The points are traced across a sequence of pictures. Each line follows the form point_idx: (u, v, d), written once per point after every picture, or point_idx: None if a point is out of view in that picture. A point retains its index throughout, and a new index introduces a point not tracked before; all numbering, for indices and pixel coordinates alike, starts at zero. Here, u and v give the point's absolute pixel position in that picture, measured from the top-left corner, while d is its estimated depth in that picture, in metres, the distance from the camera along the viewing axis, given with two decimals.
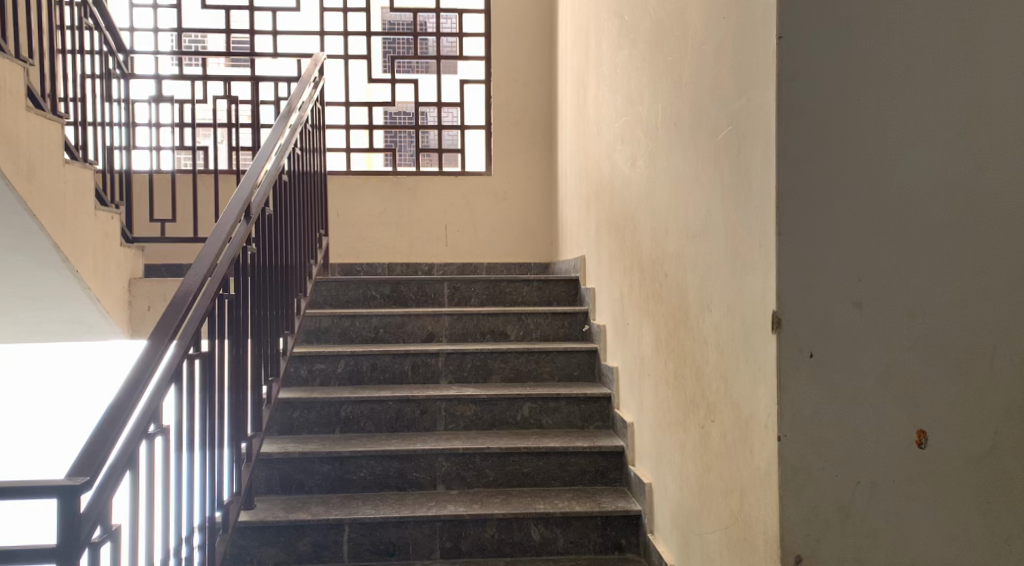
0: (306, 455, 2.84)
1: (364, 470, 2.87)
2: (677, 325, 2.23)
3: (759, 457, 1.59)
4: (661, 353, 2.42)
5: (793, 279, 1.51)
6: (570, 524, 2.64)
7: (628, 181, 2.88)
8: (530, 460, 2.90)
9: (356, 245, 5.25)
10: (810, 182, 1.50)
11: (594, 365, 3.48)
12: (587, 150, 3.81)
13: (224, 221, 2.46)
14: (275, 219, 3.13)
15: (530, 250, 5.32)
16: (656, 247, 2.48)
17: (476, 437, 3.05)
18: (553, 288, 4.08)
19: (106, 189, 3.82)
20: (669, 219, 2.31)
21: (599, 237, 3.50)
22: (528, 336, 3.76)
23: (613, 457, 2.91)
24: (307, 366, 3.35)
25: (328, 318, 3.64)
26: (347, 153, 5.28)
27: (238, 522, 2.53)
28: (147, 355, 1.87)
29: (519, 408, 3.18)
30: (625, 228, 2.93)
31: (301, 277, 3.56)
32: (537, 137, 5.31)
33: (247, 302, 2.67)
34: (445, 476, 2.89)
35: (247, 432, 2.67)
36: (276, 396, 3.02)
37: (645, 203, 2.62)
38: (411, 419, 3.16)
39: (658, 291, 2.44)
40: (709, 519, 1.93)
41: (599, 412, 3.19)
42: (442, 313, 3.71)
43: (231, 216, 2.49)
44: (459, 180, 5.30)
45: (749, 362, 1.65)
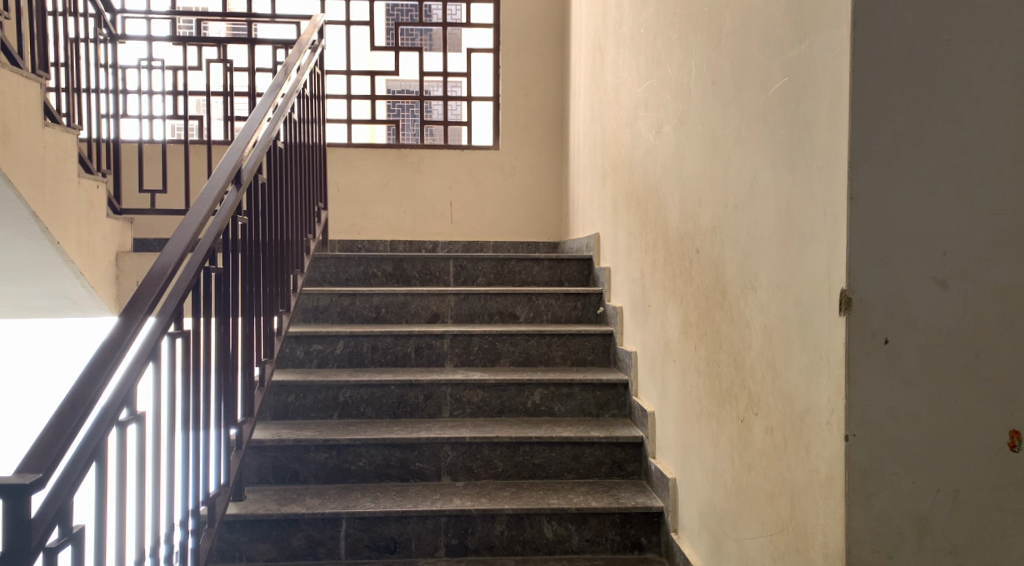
0: (301, 443, 2.64)
1: (363, 460, 2.67)
2: (711, 307, 2.01)
3: (819, 458, 1.38)
4: (689, 339, 2.20)
5: (867, 252, 1.29)
6: (586, 521, 2.44)
7: (652, 151, 2.65)
8: (542, 450, 2.70)
9: (357, 221, 5.02)
10: (889, 139, 1.28)
11: (609, 349, 3.26)
12: (603, 120, 3.57)
13: (211, 186, 2.24)
14: (269, 189, 2.91)
15: (538, 228, 5.09)
16: (686, 221, 2.25)
17: (483, 425, 2.85)
18: (565, 268, 3.86)
19: (91, 157, 3.58)
20: (703, 190, 2.09)
21: (616, 212, 3.27)
22: (539, 318, 3.55)
23: (632, 449, 2.70)
24: (304, 346, 3.15)
25: (326, 297, 3.42)
26: (348, 125, 5.05)
27: (227, 514, 2.33)
28: (117, 334, 1.65)
29: (530, 394, 2.97)
30: (648, 201, 2.70)
31: (298, 252, 3.35)
32: (547, 109, 5.05)
33: (238, 278, 2.46)
34: (450, 467, 2.69)
35: (236, 418, 2.46)
36: (269, 378, 2.81)
37: (673, 175, 2.39)
38: (414, 404, 2.95)
39: (687, 271, 2.22)
40: (749, 524, 1.73)
41: (615, 400, 2.98)
42: (448, 293, 3.49)
43: (219, 181, 2.27)
44: (465, 154, 5.05)
45: (807, 350, 1.44)
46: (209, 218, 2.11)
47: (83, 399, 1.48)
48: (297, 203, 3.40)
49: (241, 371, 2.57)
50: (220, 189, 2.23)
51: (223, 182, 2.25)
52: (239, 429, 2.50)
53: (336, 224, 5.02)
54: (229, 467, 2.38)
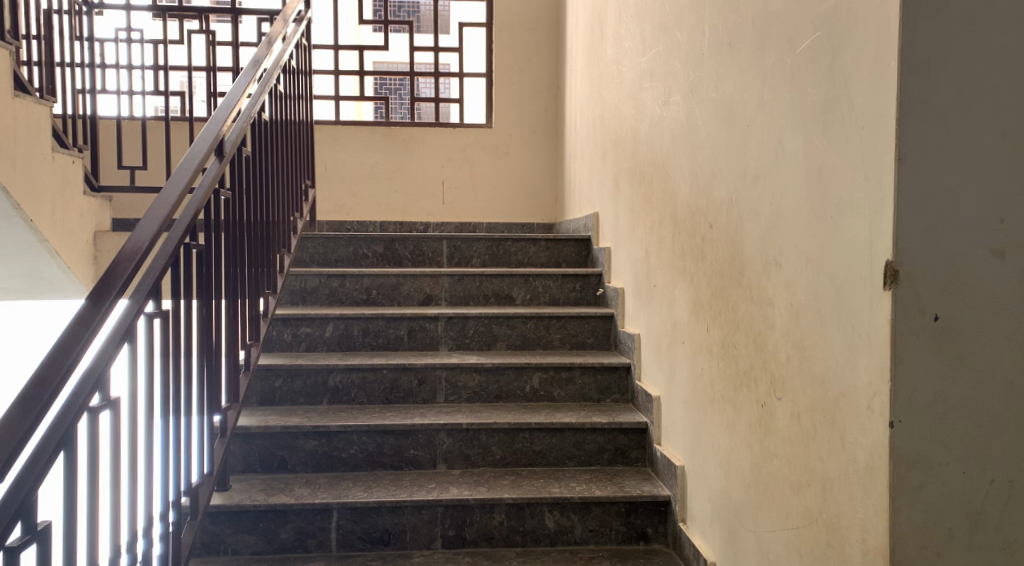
0: (289, 429, 2.51)
1: (355, 447, 2.54)
2: (726, 286, 1.89)
3: (859, 445, 1.27)
4: (699, 320, 2.09)
5: (917, 220, 1.18)
6: (589, 511, 2.33)
7: (659, 123, 2.53)
8: (542, 437, 2.58)
9: (345, 201, 4.87)
10: (940, 95, 1.17)
11: (609, 332, 3.15)
12: (602, 95, 3.43)
13: (190, 157, 2.10)
14: (253, 165, 2.76)
15: (533, 209, 4.96)
16: (697, 195, 2.13)
17: (480, 410, 2.72)
18: (563, 249, 3.74)
19: (66, 131, 3.40)
20: (717, 160, 1.97)
21: (617, 190, 3.15)
22: (536, 300, 3.43)
23: (636, 436, 2.59)
24: (291, 329, 3.01)
25: (315, 278, 3.28)
26: (336, 102, 4.89)
27: (210, 506, 2.20)
28: (84, 315, 1.51)
29: (528, 378, 2.85)
30: (653, 176, 2.58)
31: (285, 232, 3.20)
32: (541, 86, 4.91)
33: (221, 256, 2.32)
34: (447, 454, 2.57)
35: (221, 404, 2.33)
36: (256, 363, 2.68)
37: (682, 148, 2.28)
38: (407, 389, 2.82)
39: (698, 249, 2.11)
40: (772, 516, 1.62)
41: (617, 384, 2.86)
42: (442, 274, 3.36)
43: (199, 151, 2.13)
44: (458, 132, 4.90)
45: (844, 329, 1.33)
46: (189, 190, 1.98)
47: (47, 381, 1.36)
48: (284, 180, 3.25)
49: (226, 355, 2.45)
50: (202, 160, 2.09)
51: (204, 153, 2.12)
52: (223, 416, 2.36)
53: (324, 204, 4.86)
54: (213, 457, 2.24)
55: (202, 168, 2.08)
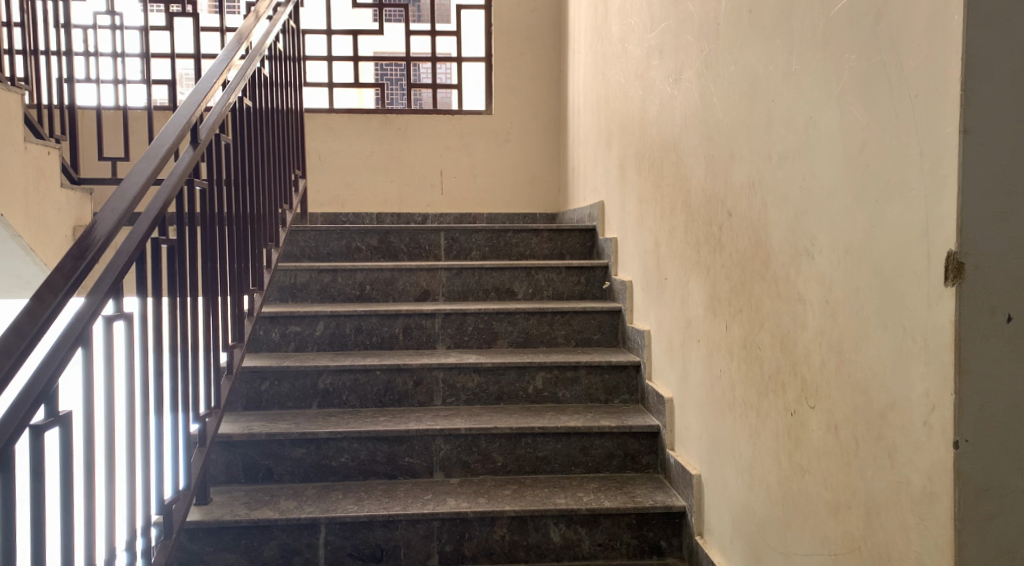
0: (274, 437, 2.34)
1: (345, 455, 2.37)
2: (747, 280, 1.71)
3: (912, 467, 1.10)
4: (717, 318, 1.91)
5: (987, 206, 1.00)
6: (598, 523, 2.15)
7: (669, 104, 2.34)
8: (546, 443, 2.41)
9: (340, 192, 4.69)
10: (1011, 58, 1.00)
11: (616, 328, 2.97)
12: (607, 76, 3.24)
13: (159, 142, 1.93)
14: (233, 153, 2.58)
15: (535, 199, 4.77)
16: (713, 180, 1.95)
17: (479, 414, 2.55)
18: (567, 240, 3.55)
19: (41, 121, 3.22)
20: (735, 141, 1.79)
21: (624, 176, 2.96)
22: (538, 295, 3.25)
23: (647, 440, 2.41)
24: (280, 328, 2.84)
25: (305, 273, 3.10)
26: (330, 89, 4.70)
27: (187, 523, 2.03)
28: (24, 319, 1.34)
29: (531, 378, 2.68)
30: (664, 160, 2.40)
31: (272, 225, 3.02)
32: (543, 70, 4.71)
33: (196, 251, 2.15)
34: (444, 462, 2.40)
35: (198, 411, 2.16)
36: (239, 365, 2.52)
37: (695, 130, 2.10)
38: (402, 392, 2.65)
39: (714, 239, 1.92)
40: (804, 539, 1.45)
41: (625, 384, 2.69)
42: (439, 267, 3.18)
43: (169, 136, 1.96)
44: (456, 119, 4.71)
45: (892, 330, 1.15)
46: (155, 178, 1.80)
47: None
48: (271, 169, 3.07)
49: (204, 357, 2.27)
50: (172, 146, 1.92)
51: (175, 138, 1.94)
52: (202, 424, 2.19)
53: (318, 195, 4.68)
54: (190, 471, 2.06)
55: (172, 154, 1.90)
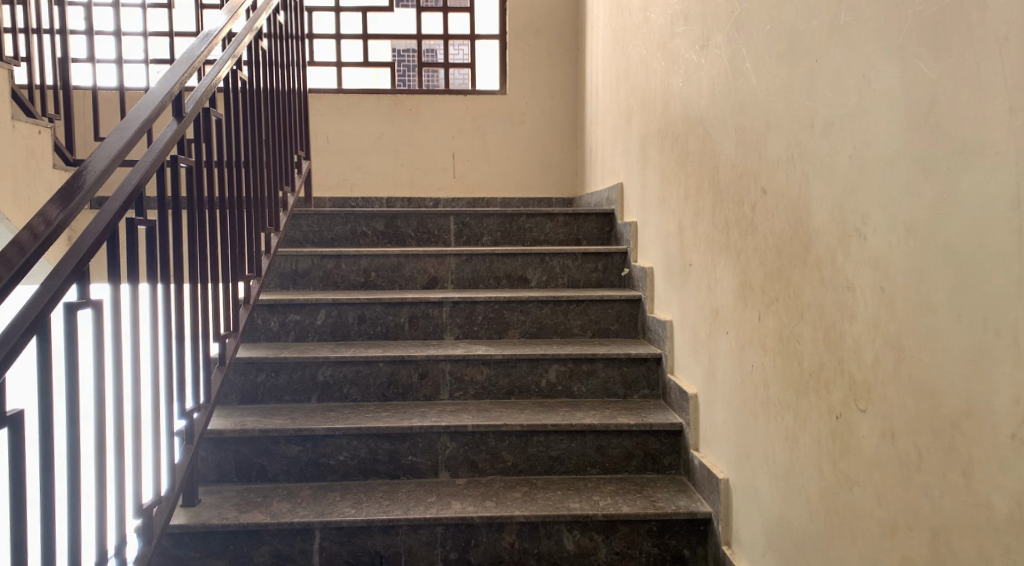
0: (268, 434, 2.19)
1: (345, 454, 2.21)
2: (785, 265, 1.52)
3: (996, 488, 0.92)
4: (749, 307, 1.72)
5: None
6: (616, 530, 1.98)
7: (695, 74, 2.14)
8: (560, 441, 2.23)
9: (349, 176, 4.52)
10: None
11: (636, 318, 2.78)
12: (627, 50, 3.04)
13: (135, 114, 1.79)
14: (226, 130, 2.43)
15: (551, 183, 4.58)
16: (744, 154, 1.76)
17: (488, 410, 2.38)
18: (583, 224, 3.36)
19: (32, 99, 3.08)
20: (770, 109, 1.60)
21: (644, 156, 2.77)
22: (553, 282, 3.07)
23: (668, 439, 2.23)
24: (279, 317, 2.68)
25: (307, 259, 2.95)
26: (338, 68, 4.53)
27: (170, 527, 1.89)
28: None
29: (544, 372, 2.50)
30: (689, 135, 2.20)
31: (274, 208, 2.87)
32: (559, 48, 4.50)
33: (182, 233, 2.00)
34: (450, 461, 2.23)
35: (184, 407, 2.01)
36: (233, 356, 2.36)
37: (724, 102, 1.90)
38: (407, 385, 2.49)
39: (746, 221, 1.74)
40: (852, 561, 1.27)
41: (646, 378, 2.50)
42: (448, 253, 3.01)
43: (147, 107, 1.81)
44: (469, 100, 4.53)
45: (969, 323, 0.97)
46: (125, 154, 1.65)
47: None
48: (271, 149, 2.91)
49: (192, 349, 2.12)
50: (147, 118, 1.77)
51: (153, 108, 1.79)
52: (189, 420, 2.04)
53: (327, 179, 4.52)
54: (174, 471, 1.91)
55: (148, 126, 1.76)
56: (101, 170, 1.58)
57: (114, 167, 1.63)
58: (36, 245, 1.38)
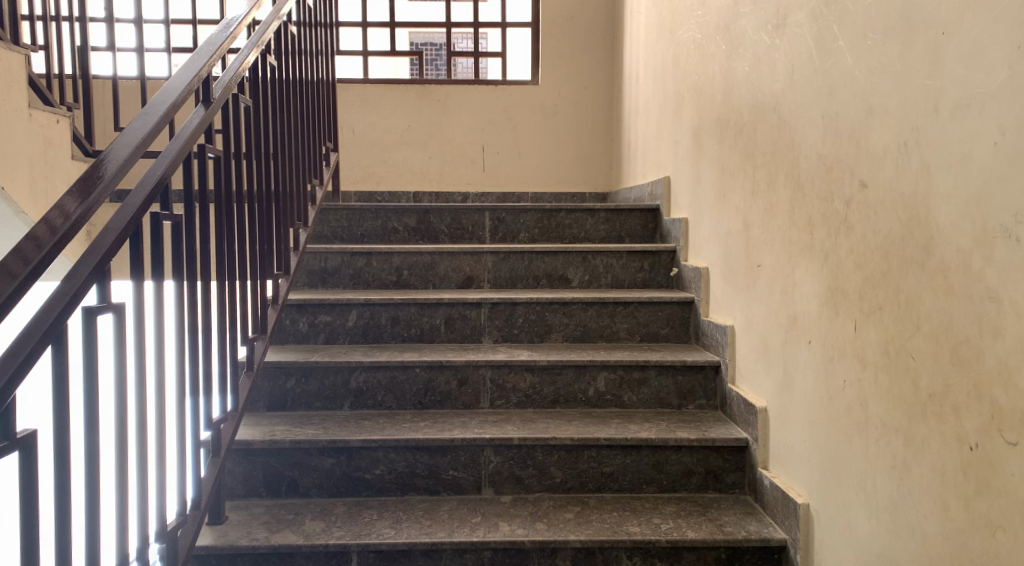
0: (300, 445, 2.03)
1: (381, 467, 2.05)
2: (894, 269, 1.34)
3: None
4: (841, 316, 1.54)
5: None
6: (680, 558, 1.80)
7: (768, 56, 1.96)
8: (613, 457, 2.06)
9: (375, 169, 4.36)
10: None
11: (688, 321, 2.60)
12: (677, 34, 2.85)
13: (159, 99, 1.63)
14: (253, 119, 2.26)
15: (585, 176, 4.40)
16: (836, 143, 1.57)
17: (534, 420, 2.21)
18: (625, 221, 3.18)
19: (50, 87, 2.94)
20: (875, 91, 1.41)
21: (698, 148, 2.59)
22: (596, 282, 2.89)
23: (733, 455, 2.05)
24: (308, 318, 2.53)
25: (337, 256, 2.79)
26: (364, 57, 4.36)
27: (195, 549, 1.73)
28: None
29: (592, 379, 2.33)
30: (759, 123, 2.02)
31: (302, 202, 2.71)
32: (594, 35, 4.31)
33: (209, 227, 1.84)
34: (494, 477, 2.06)
35: (209, 418, 1.85)
36: (261, 360, 2.21)
37: (807, 85, 1.72)
38: (445, 392, 2.32)
39: (839, 218, 1.55)
40: None
41: (702, 387, 2.32)
42: (484, 250, 2.84)
43: (173, 92, 1.65)
44: (500, 90, 4.35)
45: None
46: (149, 142, 1.50)
47: None
48: (300, 141, 2.75)
49: (219, 353, 1.96)
50: (173, 103, 1.61)
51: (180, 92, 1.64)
52: (215, 432, 1.89)
53: (352, 172, 4.36)
54: (200, 486, 1.75)
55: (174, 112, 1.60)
56: (123, 159, 1.42)
57: (137, 157, 1.48)
58: (54, 239, 1.22)
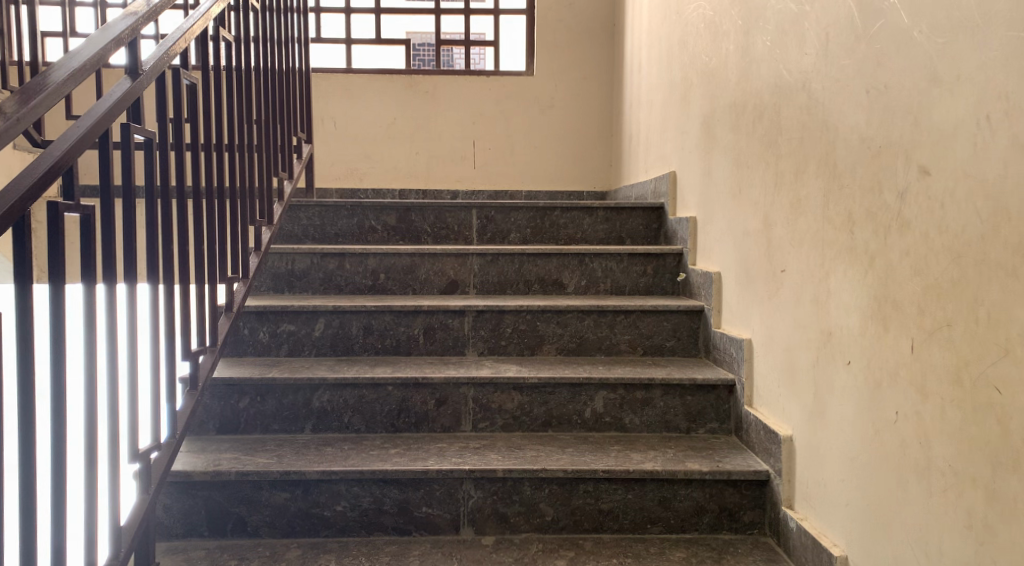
0: (247, 478, 1.75)
1: (343, 504, 1.77)
2: (974, 277, 1.06)
3: None
4: (891, 333, 1.26)
5: None
6: None
7: (796, 24, 1.68)
8: (613, 492, 1.77)
9: (358, 165, 4.08)
10: None
11: (696, 333, 2.31)
12: (686, 13, 2.57)
13: (78, 51, 1.32)
14: (204, 101, 1.96)
15: (582, 175, 4.12)
16: (885, 122, 1.29)
17: (522, 447, 1.93)
18: (626, 220, 2.90)
19: None
20: (942, 54, 1.13)
21: (710, 138, 2.30)
22: (594, 288, 2.60)
23: (751, 491, 1.76)
24: (269, 327, 2.24)
25: (305, 258, 2.50)
26: (347, 46, 4.08)
27: None
28: None
29: (588, 398, 2.04)
30: (783, 105, 1.73)
31: (266, 197, 2.40)
32: (593, 23, 4.03)
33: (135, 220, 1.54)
34: (474, 515, 1.78)
35: (136, 449, 1.55)
36: (210, 375, 1.91)
37: (845, 55, 1.44)
38: (421, 414, 2.04)
39: (888, 214, 1.28)
40: None
41: (714, 409, 2.04)
42: (470, 252, 2.55)
43: (98, 45, 1.35)
44: (492, 81, 4.06)
45: None
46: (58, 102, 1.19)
47: None
48: (267, 128, 2.44)
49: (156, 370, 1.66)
50: (95, 58, 1.31)
51: (101, 50, 1.34)
52: (144, 464, 1.58)
53: (334, 169, 4.07)
54: (119, 532, 1.45)
55: (92, 72, 1.30)
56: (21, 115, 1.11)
57: (41, 112, 1.16)
58: None
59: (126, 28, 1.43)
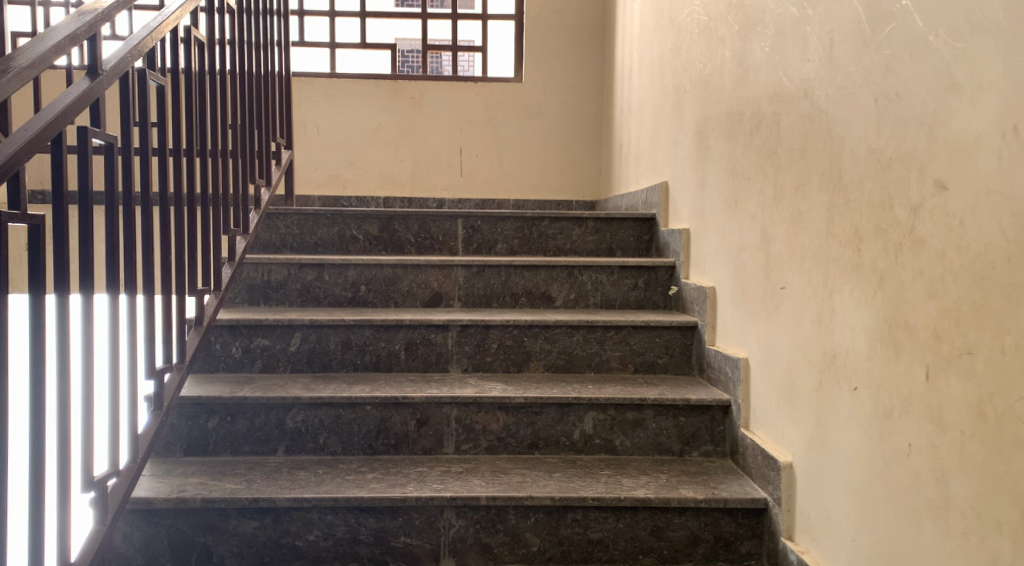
0: (213, 505, 1.63)
1: (316, 533, 1.66)
2: (999, 302, 0.97)
3: None
4: (904, 360, 1.17)
5: None
6: None
7: (797, 28, 1.59)
8: (603, 521, 1.68)
9: (341, 172, 3.97)
10: None
11: (689, 349, 2.22)
12: (679, 18, 2.49)
13: (29, 47, 1.21)
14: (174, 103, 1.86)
15: (571, 184, 4.03)
16: (897, 133, 1.20)
17: (507, 471, 1.83)
18: (616, 231, 2.82)
19: None
20: (962, 60, 1.05)
21: (704, 148, 2.22)
22: (583, 302, 2.51)
23: (748, 520, 1.67)
24: (242, 342, 2.13)
25: (282, 268, 2.39)
26: (332, 50, 3.98)
27: None
28: None
29: (577, 419, 1.95)
30: (783, 114, 1.65)
31: (242, 205, 2.28)
32: (583, 29, 3.96)
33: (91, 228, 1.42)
34: (456, 545, 1.69)
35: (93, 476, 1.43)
36: (176, 394, 1.78)
37: (851, 61, 1.36)
38: (401, 435, 1.93)
39: (900, 231, 1.19)
40: None
41: (708, 431, 1.94)
42: (455, 264, 2.46)
43: (52, 41, 1.23)
44: (480, 88, 3.97)
45: None
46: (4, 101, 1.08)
47: None
48: (243, 134, 2.33)
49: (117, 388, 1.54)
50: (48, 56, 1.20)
51: (56, 47, 1.23)
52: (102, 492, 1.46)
53: (316, 175, 3.96)
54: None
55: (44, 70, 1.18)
56: None
57: None
58: None
59: (83, 24, 1.32)
